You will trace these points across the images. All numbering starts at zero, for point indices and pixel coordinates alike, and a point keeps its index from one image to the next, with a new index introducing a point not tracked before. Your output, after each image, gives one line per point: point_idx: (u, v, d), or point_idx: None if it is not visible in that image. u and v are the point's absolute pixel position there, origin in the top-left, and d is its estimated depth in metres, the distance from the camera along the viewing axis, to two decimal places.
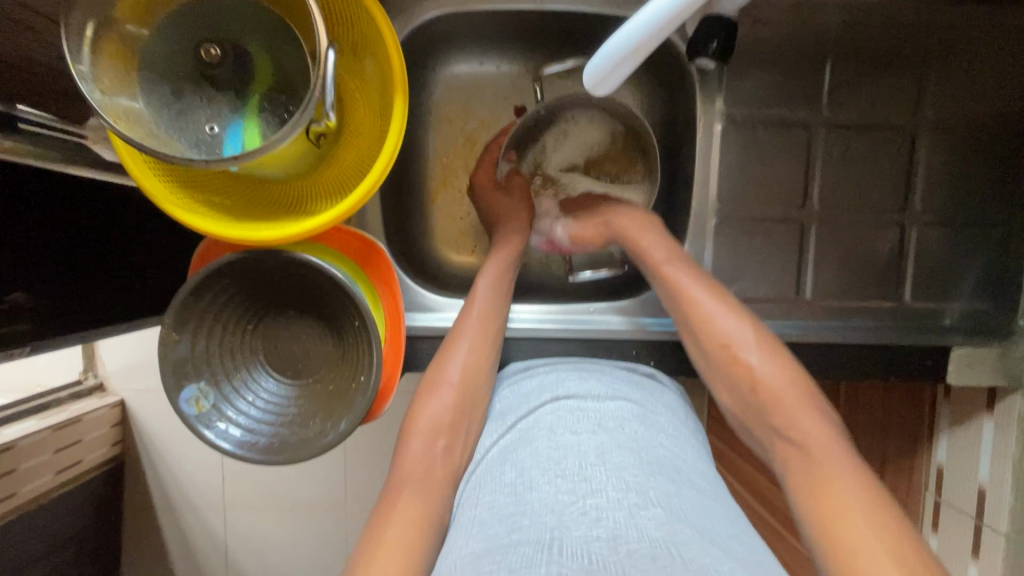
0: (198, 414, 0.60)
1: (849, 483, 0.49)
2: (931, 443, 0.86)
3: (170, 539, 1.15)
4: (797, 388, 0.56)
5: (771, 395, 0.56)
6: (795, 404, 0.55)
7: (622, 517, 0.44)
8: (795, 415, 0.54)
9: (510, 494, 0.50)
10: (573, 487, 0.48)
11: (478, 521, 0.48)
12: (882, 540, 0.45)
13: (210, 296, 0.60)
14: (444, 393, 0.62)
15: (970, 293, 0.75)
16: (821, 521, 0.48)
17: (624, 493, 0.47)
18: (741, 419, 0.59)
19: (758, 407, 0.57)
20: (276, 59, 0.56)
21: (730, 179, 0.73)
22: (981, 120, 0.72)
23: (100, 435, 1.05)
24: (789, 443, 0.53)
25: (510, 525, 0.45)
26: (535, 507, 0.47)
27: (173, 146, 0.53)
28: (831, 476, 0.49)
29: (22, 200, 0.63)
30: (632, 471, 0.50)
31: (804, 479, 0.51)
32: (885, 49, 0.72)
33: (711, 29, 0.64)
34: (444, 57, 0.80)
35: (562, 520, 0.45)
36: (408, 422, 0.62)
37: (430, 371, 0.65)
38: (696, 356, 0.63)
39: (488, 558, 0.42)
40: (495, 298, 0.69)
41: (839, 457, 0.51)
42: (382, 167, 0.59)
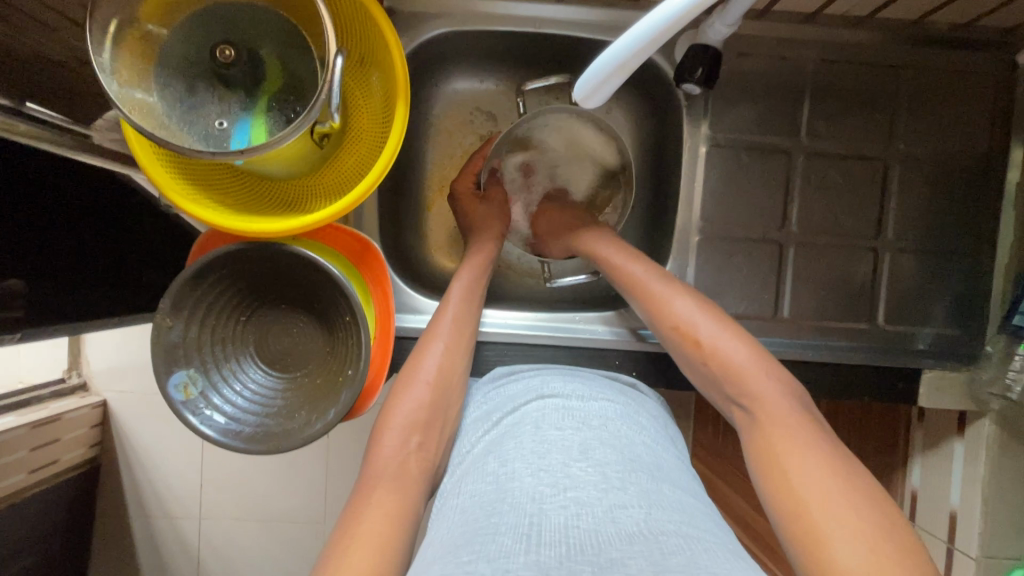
0: (186, 400, 0.60)
1: (803, 444, 0.52)
2: (905, 467, 0.87)
3: (141, 545, 1.13)
4: (747, 353, 0.59)
5: (722, 367, 0.60)
6: (748, 368, 0.58)
7: (600, 511, 0.47)
8: (745, 383, 0.58)
9: (491, 484, 0.52)
10: (555, 482, 0.51)
11: (460, 509, 0.51)
12: (830, 489, 0.48)
13: (206, 285, 0.61)
14: (417, 391, 0.63)
15: (942, 319, 0.78)
16: (772, 480, 0.51)
17: (605, 489, 0.50)
18: (707, 392, 0.63)
19: (716, 380, 0.61)
20: (287, 63, 0.59)
21: (713, 200, 0.77)
22: (950, 154, 0.77)
23: (78, 435, 1.05)
24: (747, 411, 0.57)
25: (491, 511, 0.48)
26: (515, 495, 0.50)
27: (182, 138, 0.55)
28: (782, 436, 0.53)
29: (29, 190, 0.65)
30: (614, 468, 0.53)
31: (760, 446, 0.54)
32: (860, 84, 0.76)
33: (696, 57, 0.68)
34: (446, 74, 0.83)
35: (542, 509, 0.47)
36: (383, 415, 0.63)
37: (402, 372, 0.66)
38: (659, 336, 0.67)
39: (469, 539, 0.45)
40: (467, 300, 0.72)
41: (789, 423, 0.54)
42: (379, 170, 0.61)
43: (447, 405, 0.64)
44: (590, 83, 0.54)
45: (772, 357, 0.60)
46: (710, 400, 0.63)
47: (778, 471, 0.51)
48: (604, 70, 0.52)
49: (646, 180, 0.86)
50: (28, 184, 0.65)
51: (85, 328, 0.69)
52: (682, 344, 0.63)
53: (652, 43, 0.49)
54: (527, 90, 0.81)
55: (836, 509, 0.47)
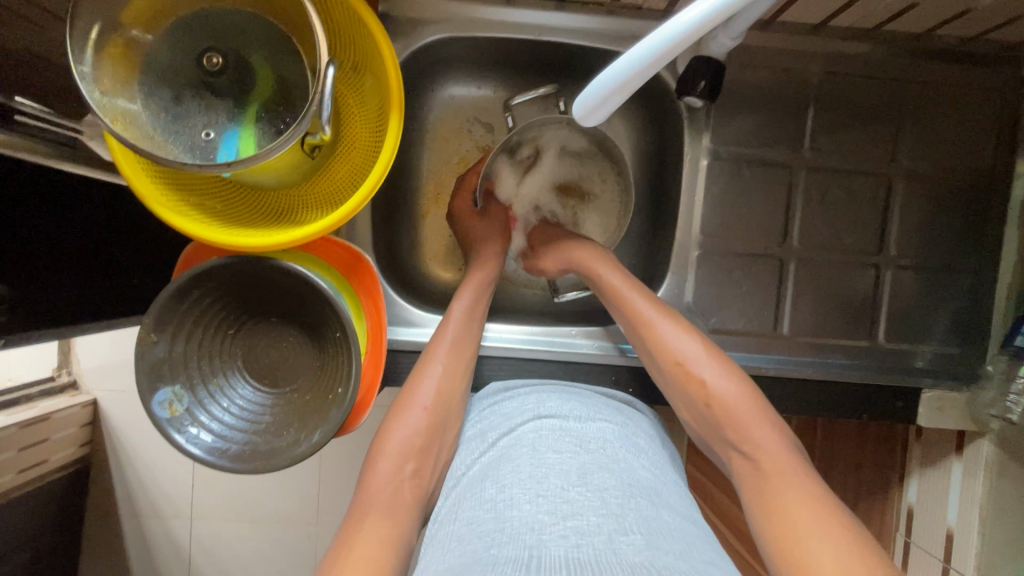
0: (171, 417, 0.59)
1: (808, 499, 0.51)
2: (901, 484, 0.87)
3: (129, 549, 1.12)
4: (747, 401, 0.59)
5: (723, 411, 0.59)
6: (750, 417, 0.58)
7: (601, 540, 0.46)
8: (747, 429, 0.57)
9: (490, 511, 0.51)
10: (553, 509, 0.50)
11: (456, 537, 0.50)
12: (835, 544, 0.47)
13: (192, 299, 0.60)
14: (415, 415, 0.62)
15: (942, 337, 0.77)
16: (776, 532, 0.50)
17: (604, 516, 0.49)
18: (701, 435, 0.62)
19: (715, 423, 0.60)
20: (276, 71, 0.57)
21: (714, 213, 0.76)
22: (955, 170, 0.75)
23: (68, 435, 1.03)
24: (745, 457, 0.57)
25: (488, 541, 0.47)
26: (513, 525, 0.48)
27: (167, 150, 0.53)
28: (783, 485, 0.53)
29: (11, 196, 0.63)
30: (613, 494, 0.51)
31: (760, 496, 0.53)
32: (865, 97, 0.75)
33: (700, 69, 0.67)
34: (443, 79, 0.81)
35: (541, 540, 0.46)
36: (377, 442, 0.62)
37: (400, 395, 0.64)
38: (655, 373, 0.65)
39: (466, 570, 0.44)
40: (471, 319, 0.70)
41: (789, 471, 0.53)
42: (372, 183, 0.60)
43: (444, 428, 0.63)
44: (590, 102, 0.52)
45: (767, 401, 0.60)
46: (704, 443, 0.62)
47: (783, 523, 0.50)
48: (606, 87, 0.50)
49: (646, 192, 0.84)
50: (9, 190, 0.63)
51: (81, 333, 0.68)
52: (680, 383, 0.62)
53: (656, 63, 0.48)
54: (515, 104, 0.80)
55: (845, 569, 0.46)
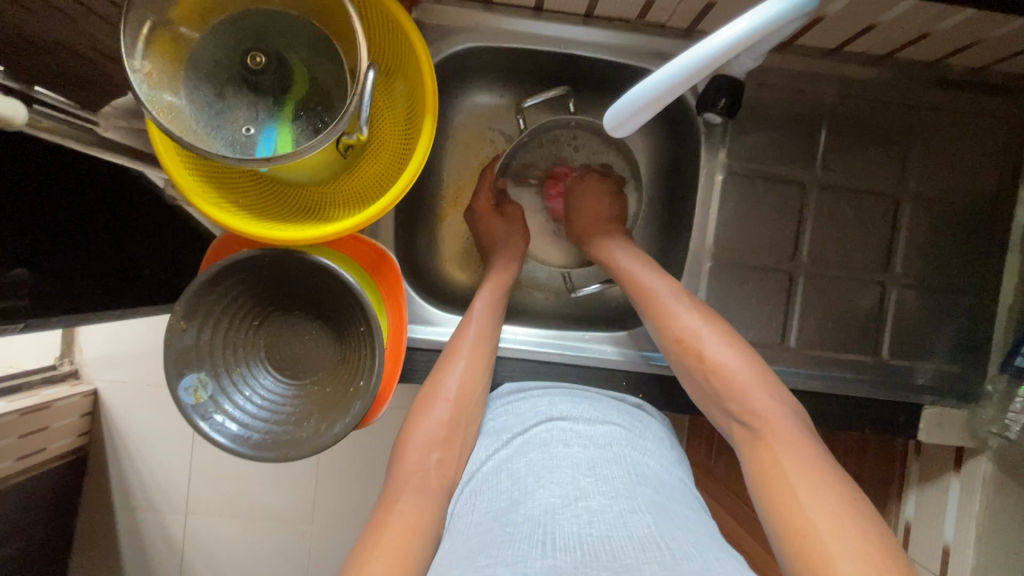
0: (196, 404, 0.60)
1: (803, 460, 0.53)
2: (900, 498, 0.88)
3: (127, 539, 1.12)
4: (748, 370, 0.61)
5: (725, 384, 0.61)
6: (747, 384, 0.60)
7: (612, 518, 0.48)
8: (746, 398, 0.59)
9: (505, 498, 0.53)
10: (565, 493, 0.52)
11: (473, 525, 0.52)
12: (832, 512, 0.49)
13: (222, 289, 0.61)
14: (439, 407, 0.64)
15: (944, 355, 0.80)
16: (775, 498, 0.52)
17: (613, 499, 0.51)
18: (706, 408, 0.64)
19: (716, 393, 0.62)
20: (316, 73, 0.59)
21: (727, 227, 0.78)
22: (960, 194, 0.78)
23: (68, 424, 1.04)
24: (746, 427, 0.59)
25: (504, 521, 0.49)
26: (529, 507, 0.50)
27: (209, 143, 0.55)
28: (780, 451, 0.55)
29: (40, 185, 0.65)
30: (621, 482, 0.54)
31: (759, 462, 0.55)
32: (875, 121, 0.77)
33: (720, 88, 0.69)
34: (468, 87, 0.84)
35: (554, 519, 0.49)
36: (403, 433, 0.64)
37: (425, 387, 0.66)
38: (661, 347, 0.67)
39: (484, 547, 0.47)
40: (489, 316, 0.72)
41: (787, 437, 0.55)
42: (404, 182, 0.61)
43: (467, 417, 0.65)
44: (623, 113, 0.53)
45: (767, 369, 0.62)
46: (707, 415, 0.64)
47: (782, 489, 0.52)
48: (638, 101, 0.52)
49: (661, 203, 0.86)
50: (40, 178, 0.65)
51: (85, 321, 0.68)
52: (684, 356, 0.64)
53: (688, 79, 0.49)
54: (527, 107, 0.84)
55: (839, 523, 0.48)
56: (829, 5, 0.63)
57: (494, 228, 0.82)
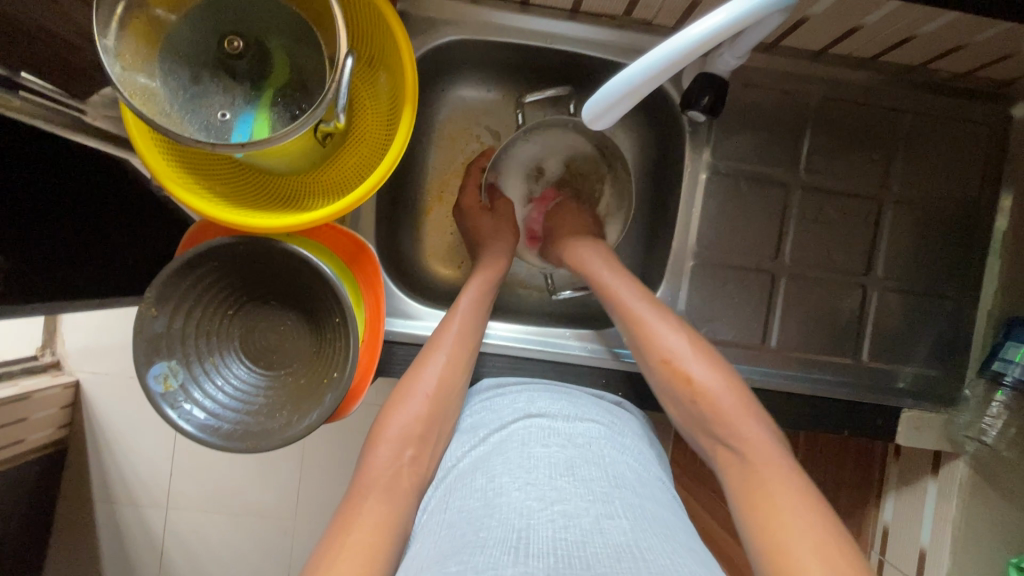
0: (165, 392, 0.59)
1: (785, 486, 0.53)
2: (879, 501, 0.89)
3: (102, 534, 1.10)
4: (734, 394, 0.61)
5: (710, 403, 0.61)
6: (734, 410, 0.60)
7: (587, 524, 0.48)
8: (733, 423, 0.59)
9: (479, 500, 0.52)
10: (541, 495, 0.51)
11: (446, 525, 0.51)
12: (816, 540, 0.49)
13: (196, 275, 0.60)
14: (415, 404, 0.63)
15: (923, 359, 0.80)
16: (760, 520, 0.52)
17: (590, 504, 0.50)
18: (689, 432, 0.64)
19: (701, 416, 0.62)
20: (295, 59, 0.59)
21: (710, 226, 0.78)
22: (942, 199, 0.78)
23: (47, 416, 1.02)
24: (731, 450, 0.59)
25: (477, 525, 0.49)
26: (504, 511, 0.49)
27: (182, 127, 0.54)
28: (765, 476, 0.55)
29: (16, 170, 0.64)
30: (598, 484, 0.53)
31: (743, 488, 0.55)
32: (860, 124, 0.78)
33: (705, 86, 0.69)
34: (455, 80, 0.83)
35: (529, 524, 0.48)
36: (377, 428, 0.63)
37: (403, 381, 0.66)
38: (645, 370, 0.67)
39: (454, 552, 0.46)
40: (474, 311, 0.72)
41: (773, 462, 0.56)
42: (382, 172, 0.61)
43: (445, 414, 0.65)
44: (601, 104, 0.53)
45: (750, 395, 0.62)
46: (689, 437, 0.64)
47: (768, 515, 0.52)
48: (615, 93, 0.52)
49: (646, 202, 0.86)
50: (15, 163, 0.64)
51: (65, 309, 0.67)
52: (668, 377, 0.64)
53: (664, 71, 0.49)
54: (527, 102, 0.84)
55: (819, 547, 0.48)
56: (813, 6, 0.63)
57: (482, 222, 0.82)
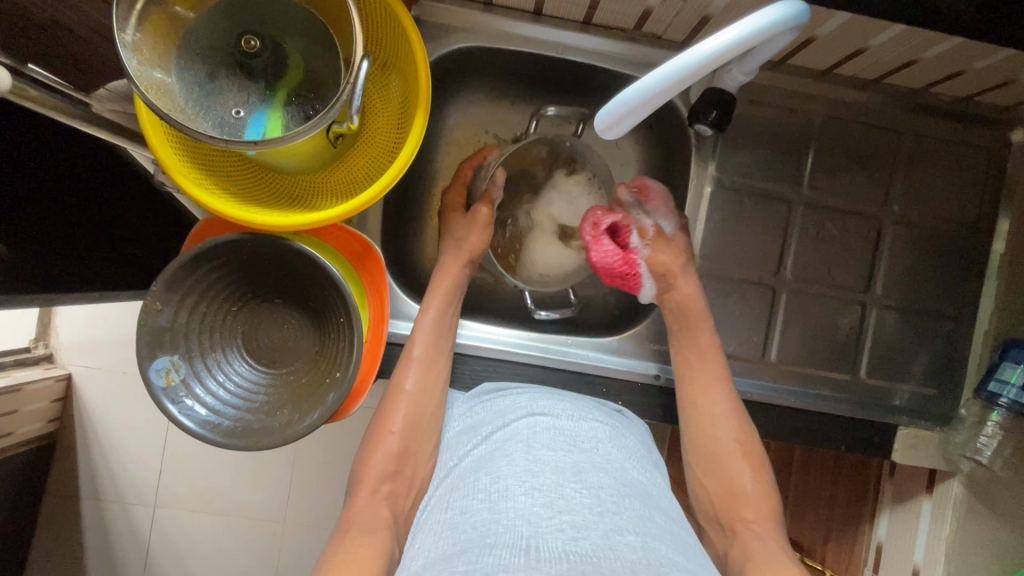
0: (166, 387, 0.59)
1: (789, 566, 0.56)
2: (873, 519, 0.90)
3: (88, 532, 1.09)
4: (767, 497, 0.66)
5: (744, 494, 0.66)
6: (762, 507, 0.65)
7: (597, 537, 0.47)
8: (761, 515, 0.64)
9: (484, 501, 0.52)
10: (549, 502, 0.51)
11: (448, 525, 0.52)
12: None
13: (201, 272, 0.60)
14: (385, 440, 0.64)
15: (921, 379, 0.80)
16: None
17: (599, 515, 0.50)
18: (710, 510, 0.67)
19: (732, 499, 0.66)
20: (310, 61, 0.59)
21: (713, 240, 0.79)
22: (941, 221, 0.79)
23: (38, 409, 1.01)
24: (750, 532, 0.62)
25: (484, 531, 0.48)
26: (510, 518, 0.49)
27: (197, 123, 0.55)
28: (775, 557, 0.58)
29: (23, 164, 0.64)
30: (607, 492, 0.53)
31: (756, 559, 0.58)
32: (862, 144, 0.79)
33: (712, 101, 0.70)
34: (465, 86, 0.84)
35: (538, 532, 0.48)
36: (359, 471, 0.63)
37: (381, 412, 0.67)
38: (690, 440, 0.70)
39: (465, 554, 0.46)
40: (436, 334, 0.70)
41: (785, 552, 0.59)
42: (391, 175, 0.61)
43: (419, 435, 0.65)
44: (614, 114, 0.54)
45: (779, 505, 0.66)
46: (708, 513, 0.67)
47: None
48: (629, 103, 0.52)
49: None
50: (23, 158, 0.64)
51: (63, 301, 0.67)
52: (717, 454, 0.68)
53: (679, 82, 0.50)
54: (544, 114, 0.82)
55: None
56: (819, 27, 0.65)
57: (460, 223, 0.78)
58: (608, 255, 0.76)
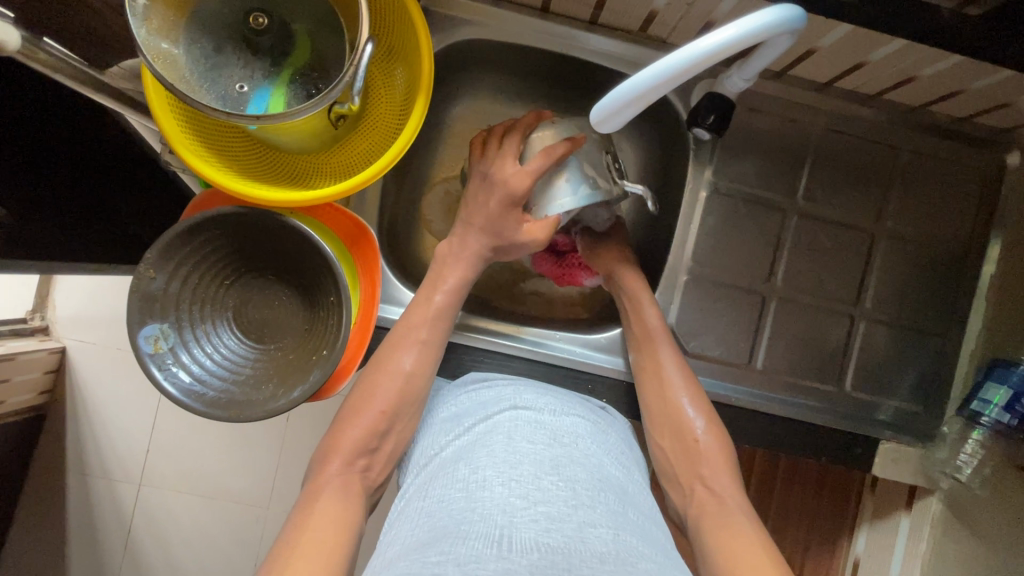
0: (154, 354, 0.60)
1: (748, 527, 0.59)
2: (852, 534, 0.91)
3: (72, 505, 1.09)
4: (722, 453, 0.67)
5: (701, 452, 0.67)
6: (718, 463, 0.66)
7: (570, 529, 0.48)
8: (717, 472, 0.66)
9: (461, 490, 0.53)
10: (525, 494, 0.52)
11: (425, 513, 0.52)
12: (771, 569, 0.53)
13: (197, 242, 0.61)
14: (368, 417, 0.63)
15: (906, 394, 0.81)
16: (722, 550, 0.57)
17: (574, 508, 0.51)
18: (670, 469, 0.69)
19: (692, 459, 0.67)
20: (316, 42, 0.60)
21: (706, 244, 0.79)
22: (934, 238, 0.80)
23: (30, 380, 1.02)
24: (709, 493, 0.64)
25: (459, 519, 0.49)
26: (485, 506, 0.50)
27: (200, 95, 0.56)
28: (733, 518, 0.60)
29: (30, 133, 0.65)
30: (583, 486, 0.54)
31: (716, 522, 0.60)
32: (859, 159, 0.80)
33: (711, 104, 0.71)
34: (470, 79, 0.85)
35: (512, 522, 0.48)
36: (329, 440, 0.62)
37: (359, 393, 0.65)
38: (648, 405, 0.72)
39: (435, 544, 0.46)
40: (439, 313, 0.69)
41: (742, 510, 0.62)
42: (389, 157, 0.62)
43: (406, 416, 0.65)
44: (610, 108, 0.54)
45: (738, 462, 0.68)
46: (668, 474, 0.70)
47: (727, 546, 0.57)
48: (623, 98, 0.53)
49: (646, 215, 0.88)
50: (31, 128, 0.65)
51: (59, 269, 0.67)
52: (671, 417, 0.70)
53: (672, 79, 0.51)
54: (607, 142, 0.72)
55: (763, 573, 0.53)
56: (820, 38, 0.66)
57: (514, 229, 0.70)
58: (542, 264, 0.84)
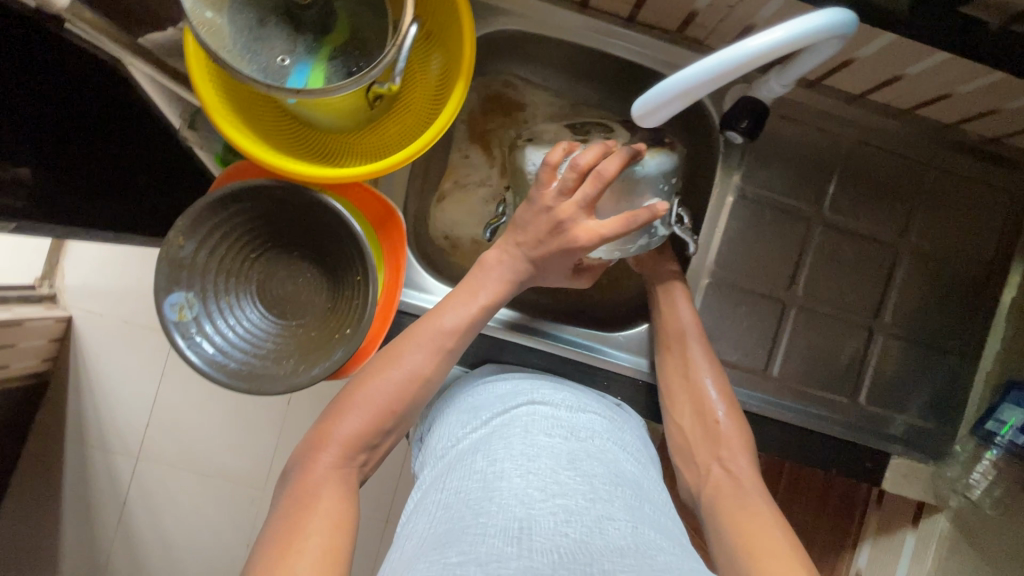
0: (178, 321, 0.60)
1: (763, 505, 0.60)
2: (854, 548, 0.90)
3: (69, 474, 1.09)
4: (739, 436, 0.68)
5: (720, 435, 0.68)
6: (735, 445, 0.67)
7: (590, 520, 0.48)
8: (734, 453, 0.66)
9: (478, 481, 0.53)
10: (543, 486, 0.51)
11: (443, 504, 0.52)
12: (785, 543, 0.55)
13: (228, 213, 0.61)
14: (364, 413, 0.58)
15: (919, 411, 0.81)
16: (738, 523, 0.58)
17: (592, 501, 0.50)
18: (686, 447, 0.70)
19: (711, 439, 0.68)
20: (358, 20, 0.60)
21: (729, 249, 0.79)
22: (956, 256, 0.80)
23: (36, 346, 1.01)
24: (724, 474, 0.65)
25: (477, 510, 0.48)
26: (503, 497, 0.50)
27: (241, 65, 0.55)
28: (749, 496, 0.61)
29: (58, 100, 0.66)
30: (601, 481, 0.54)
31: (731, 500, 0.62)
32: (887, 172, 0.80)
33: (745, 108, 0.71)
34: (502, 70, 0.85)
35: (530, 513, 0.48)
36: (317, 432, 0.58)
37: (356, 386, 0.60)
38: (671, 386, 0.73)
39: (454, 541, 0.45)
40: (464, 321, 0.64)
41: (758, 491, 0.62)
42: (423, 141, 0.62)
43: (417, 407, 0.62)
44: (655, 101, 0.54)
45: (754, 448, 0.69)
46: (684, 452, 0.70)
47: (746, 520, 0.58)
48: (670, 91, 0.53)
49: None
50: (62, 93, 0.66)
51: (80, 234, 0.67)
52: (696, 399, 0.70)
53: (719, 77, 0.50)
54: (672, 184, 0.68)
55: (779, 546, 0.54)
56: (858, 49, 0.66)
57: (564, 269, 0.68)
58: None
